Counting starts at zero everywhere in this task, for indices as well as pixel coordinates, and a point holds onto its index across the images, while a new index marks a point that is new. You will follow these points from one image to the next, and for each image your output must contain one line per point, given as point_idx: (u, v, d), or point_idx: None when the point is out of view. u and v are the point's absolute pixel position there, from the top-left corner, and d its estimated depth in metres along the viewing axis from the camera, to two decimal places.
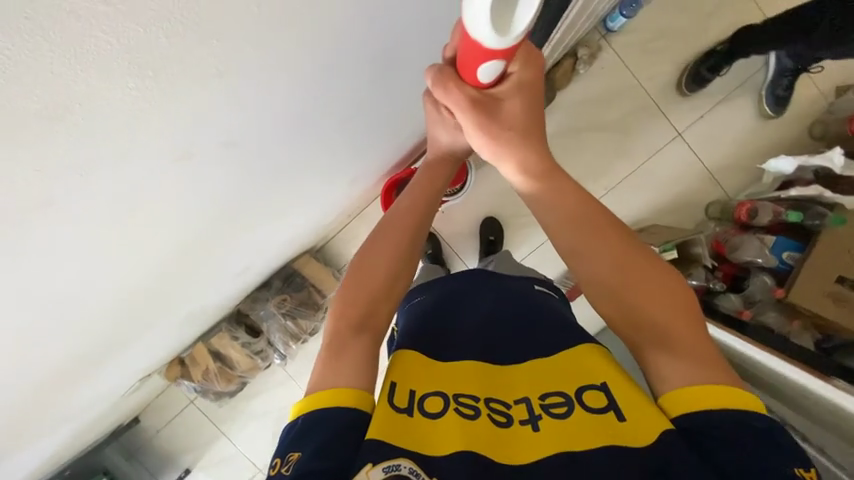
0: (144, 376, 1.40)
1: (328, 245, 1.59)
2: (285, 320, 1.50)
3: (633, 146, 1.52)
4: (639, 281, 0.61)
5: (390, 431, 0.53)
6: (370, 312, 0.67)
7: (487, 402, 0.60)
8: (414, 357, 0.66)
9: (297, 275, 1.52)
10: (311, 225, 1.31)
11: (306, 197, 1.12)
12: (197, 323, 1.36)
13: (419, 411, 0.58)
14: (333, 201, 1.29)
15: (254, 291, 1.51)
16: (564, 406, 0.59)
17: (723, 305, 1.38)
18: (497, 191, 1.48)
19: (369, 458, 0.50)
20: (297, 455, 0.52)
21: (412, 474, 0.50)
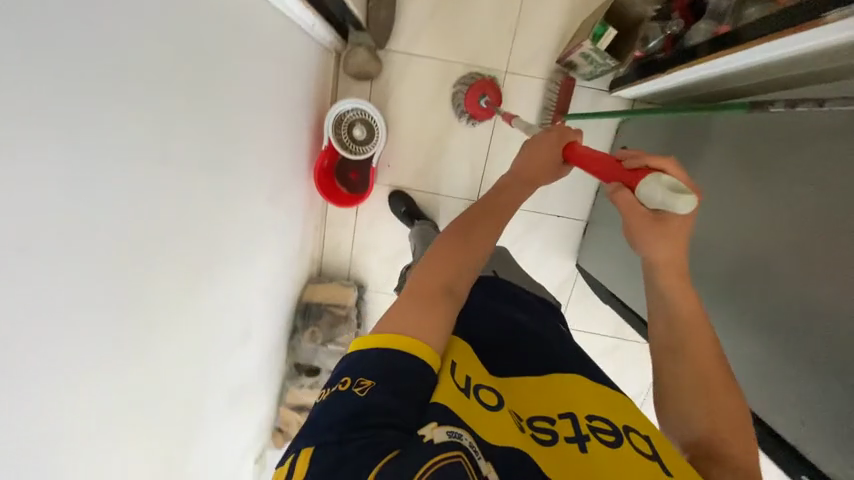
0: (257, 455, 1.29)
1: (324, 260, 1.47)
2: (329, 346, 1.32)
3: (503, 25, 1.23)
4: (715, 375, 0.61)
5: (455, 403, 0.54)
6: (458, 275, 0.67)
7: (530, 421, 0.60)
8: (462, 345, 0.66)
9: (312, 305, 1.36)
10: (279, 243, 1.14)
11: (243, 211, 0.92)
12: (262, 392, 1.23)
13: (475, 397, 0.57)
14: (276, 206, 1.08)
15: (287, 342, 1.33)
16: (611, 438, 0.58)
17: (691, 40, 0.95)
18: (418, 123, 1.31)
19: (435, 418, 0.51)
20: (371, 382, 0.52)
21: (472, 448, 0.49)
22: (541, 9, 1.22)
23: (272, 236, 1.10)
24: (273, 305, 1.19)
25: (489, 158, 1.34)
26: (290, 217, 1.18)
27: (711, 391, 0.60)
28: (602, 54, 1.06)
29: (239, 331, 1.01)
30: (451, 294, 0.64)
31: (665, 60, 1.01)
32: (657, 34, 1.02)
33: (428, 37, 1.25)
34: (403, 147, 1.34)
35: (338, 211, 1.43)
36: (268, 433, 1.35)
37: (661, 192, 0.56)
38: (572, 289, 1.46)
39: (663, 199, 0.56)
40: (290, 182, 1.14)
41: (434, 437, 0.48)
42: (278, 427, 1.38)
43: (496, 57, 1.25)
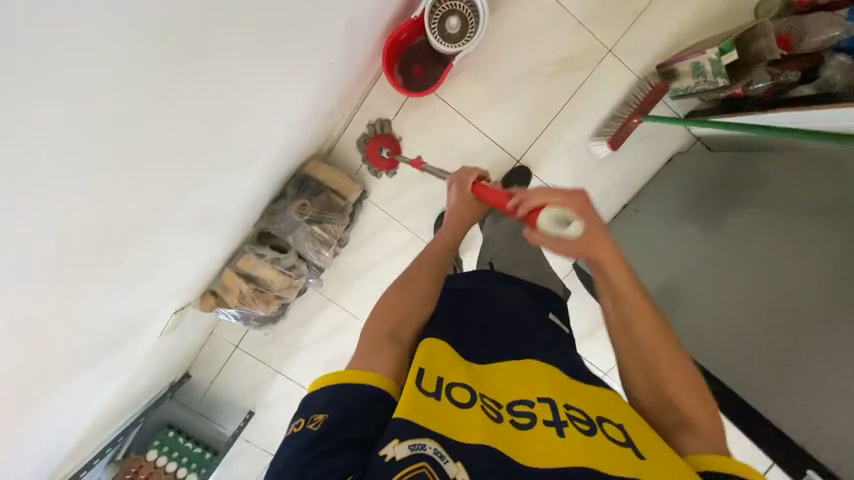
0: (180, 306, 1.11)
1: (337, 144, 1.32)
2: (312, 228, 1.19)
3: (630, 6, 1.20)
4: (662, 363, 0.64)
5: (417, 415, 0.51)
6: (402, 320, 0.69)
7: (509, 406, 0.59)
8: (440, 345, 0.62)
9: (312, 180, 1.22)
10: (319, 91, 0.99)
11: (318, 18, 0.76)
12: (220, 241, 1.06)
13: (444, 395, 0.55)
14: (338, 47, 0.93)
15: (268, 204, 1.18)
16: (587, 425, 0.58)
17: (792, 95, 1.01)
18: (502, 55, 1.25)
19: (395, 434, 0.50)
20: (324, 417, 0.55)
21: (436, 454, 0.49)
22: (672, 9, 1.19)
23: (319, 74, 0.93)
24: (277, 153, 1.02)
25: (551, 124, 1.31)
26: (341, 73, 1.03)
27: (661, 379, 0.64)
28: (717, 70, 1.06)
29: (242, 152, 0.84)
30: (397, 339, 0.66)
31: (761, 105, 1.07)
32: (764, 80, 1.04)
33: None
34: (479, 72, 1.26)
35: (377, 102, 1.29)
36: (201, 291, 1.17)
37: (554, 233, 0.56)
38: None
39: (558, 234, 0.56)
40: (363, 33, 0.98)
41: (396, 454, 0.48)
42: (214, 290, 1.21)
43: (608, 34, 1.22)
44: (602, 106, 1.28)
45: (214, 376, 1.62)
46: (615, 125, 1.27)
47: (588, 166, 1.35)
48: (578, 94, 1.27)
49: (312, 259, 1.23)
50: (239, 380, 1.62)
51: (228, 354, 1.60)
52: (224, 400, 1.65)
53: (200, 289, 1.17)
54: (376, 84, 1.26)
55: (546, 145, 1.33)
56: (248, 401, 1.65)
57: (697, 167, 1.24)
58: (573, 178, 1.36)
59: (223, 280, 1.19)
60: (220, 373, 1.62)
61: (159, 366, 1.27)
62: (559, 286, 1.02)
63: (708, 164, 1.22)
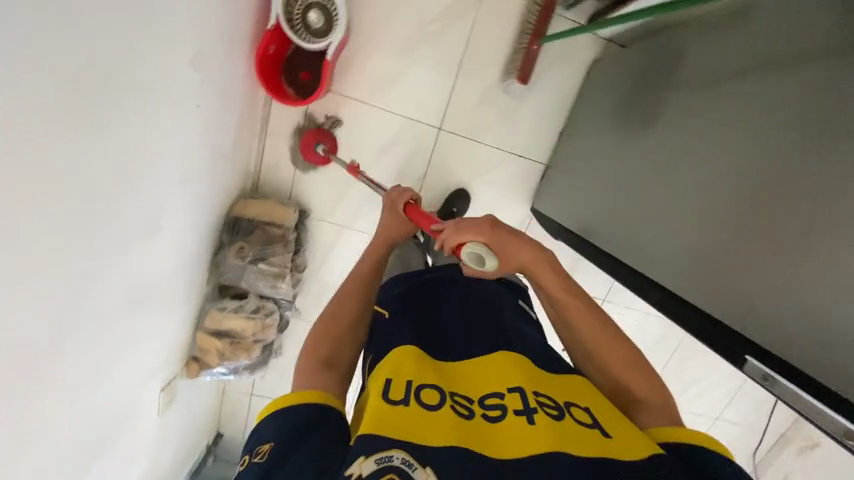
0: (165, 383, 1.14)
1: (260, 175, 1.29)
2: (258, 265, 1.18)
3: None
4: (598, 339, 0.70)
5: (387, 428, 0.51)
6: (336, 346, 0.70)
7: (480, 401, 0.60)
8: (410, 352, 0.65)
9: (243, 220, 1.20)
10: (206, 135, 0.97)
11: (154, 71, 0.73)
12: (174, 310, 1.07)
13: (414, 400, 0.56)
14: (203, 87, 0.89)
15: (210, 258, 1.18)
16: (557, 410, 0.59)
17: None
18: (381, 28, 1.19)
19: (361, 452, 0.49)
20: (270, 445, 0.53)
21: (405, 464, 0.47)
22: None
23: (192, 120, 0.89)
24: (190, 211, 1.00)
25: (458, 80, 1.25)
26: (222, 109, 1.00)
27: (600, 348, 0.70)
28: None
29: (142, 224, 0.83)
30: (331, 366, 0.67)
31: None
32: None
33: None
34: (366, 56, 1.20)
35: (281, 121, 1.25)
36: (180, 362, 1.19)
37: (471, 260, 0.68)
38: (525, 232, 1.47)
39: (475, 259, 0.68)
40: (223, 59, 0.94)
41: (362, 472, 0.47)
42: (194, 355, 1.23)
43: None
44: (501, 43, 1.22)
45: (243, 428, 1.67)
46: (519, 57, 1.21)
47: (511, 107, 1.28)
48: (472, 41, 1.21)
49: (271, 294, 1.23)
50: None
51: (247, 404, 1.64)
52: None
53: (179, 360, 1.19)
54: (272, 105, 1.23)
55: (462, 102, 1.27)
56: None
57: (615, 71, 1.19)
58: (502, 125, 1.30)
59: (197, 343, 1.21)
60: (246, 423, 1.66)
61: (178, 439, 1.31)
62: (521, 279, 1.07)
63: (629, 61, 1.16)
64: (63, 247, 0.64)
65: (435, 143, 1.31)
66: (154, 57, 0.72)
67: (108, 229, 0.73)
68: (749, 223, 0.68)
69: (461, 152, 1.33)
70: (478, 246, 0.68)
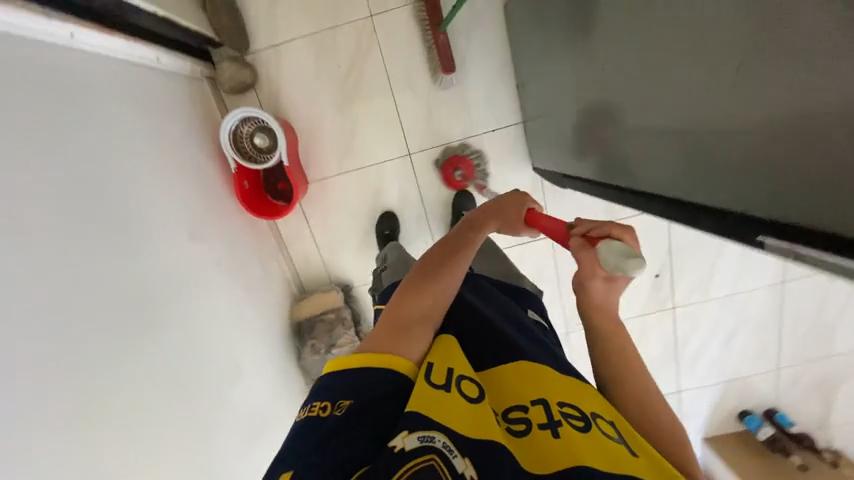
0: None
1: (299, 278, 1.45)
2: (333, 351, 1.31)
3: None
4: (640, 380, 0.66)
5: (429, 407, 0.53)
6: (429, 309, 0.66)
7: (505, 413, 0.59)
8: (449, 343, 0.65)
9: (304, 321, 1.36)
10: (236, 279, 1.14)
11: (169, 264, 0.91)
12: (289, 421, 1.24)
13: (455, 388, 0.57)
14: (213, 248, 1.07)
15: (297, 364, 1.34)
16: (583, 421, 0.56)
17: None
18: (314, 109, 1.29)
19: (405, 426, 0.51)
20: (350, 401, 0.54)
21: (446, 449, 0.49)
22: None
23: (218, 276, 1.07)
24: (257, 340, 1.17)
25: (399, 105, 1.29)
26: (237, 252, 1.17)
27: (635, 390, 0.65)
28: None
29: (224, 373, 1.01)
30: (421, 329, 0.64)
31: None
32: None
33: (286, 26, 1.22)
34: (317, 138, 1.31)
35: (290, 228, 1.41)
36: None
37: (613, 258, 0.60)
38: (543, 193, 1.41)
39: (613, 261, 0.60)
40: (217, 217, 1.12)
41: (406, 446, 0.49)
42: None
43: (354, 11, 1.21)
44: (414, 52, 1.24)
45: None
46: (434, 53, 1.21)
47: (457, 96, 1.28)
48: (389, 67, 1.25)
49: None
50: None
51: None
52: None
53: None
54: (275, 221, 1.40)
55: (413, 121, 1.30)
56: None
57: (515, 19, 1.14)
58: (459, 116, 1.30)
59: None
60: None
61: None
62: (528, 283, 1.03)
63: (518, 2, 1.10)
64: (175, 424, 0.82)
65: (414, 168, 1.35)
66: (164, 254, 0.90)
67: (202, 392, 0.91)
68: (711, 97, 0.49)
69: (438, 162, 1.35)
70: (634, 251, 0.61)
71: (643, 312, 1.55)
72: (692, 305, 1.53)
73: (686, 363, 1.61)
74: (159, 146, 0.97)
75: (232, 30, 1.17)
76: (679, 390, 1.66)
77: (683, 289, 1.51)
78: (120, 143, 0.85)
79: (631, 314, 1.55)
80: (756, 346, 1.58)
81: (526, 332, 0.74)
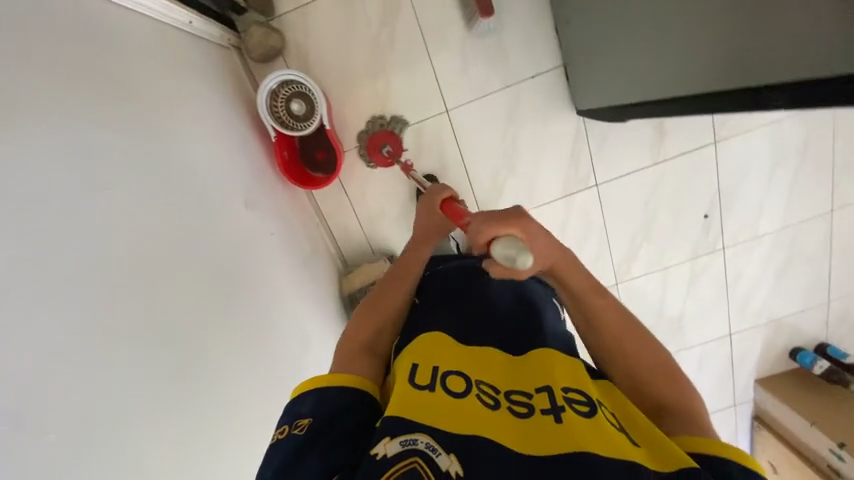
0: None
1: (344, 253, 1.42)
2: None
3: None
4: (633, 342, 0.67)
5: (411, 410, 0.55)
6: (376, 333, 0.74)
7: (506, 394, 0.62)
8: (428, 340, 0.70)
9: (354, 294, 1.33)
10: (290, 250, 1.11)
11: (227, 231, 0.88)
12: None
13: (439, 386, 0.60)
14: (265, 218, 1.03)
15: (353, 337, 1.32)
16: (587, 408, 0.59)
17: None
18: (347, 71, 1.24)
19: (387, 432, 0.53)
20: (309, 419, 0.58)
21: (428, 449, 0.51)
22: None
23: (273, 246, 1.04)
24: (316, 312, 1.14)
25: (433, 58, 1.24)
26: (286, 223, 1.13)
27: (626, 353, 0.67)
28: None
29: (290, 346, 0.99)
30: (372, 351, 0.71)
31: None
32: None
33: None
34: (352, 103, 1.27)
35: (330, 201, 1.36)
36: None
37: (506, 258, 0.58)
38: (587, 139, 1.35)
39: (509, 256, 0.58)
40: (266, 189, 1.08)
41: (388, 451, 0.51)
42: None
43: None
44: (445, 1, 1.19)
45: None
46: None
47: (492, 45, 1.24)
48: (421, 19, 1.21)
49: None
50: None
51: None
52: None
53: None
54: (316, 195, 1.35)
55: (450, 75, 1.26)
56: None
57: None
58: (496, 65, 1.26)
59: None
60: None
61: None
62: None
63: None
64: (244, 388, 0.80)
65: (453, 125, 1.31)
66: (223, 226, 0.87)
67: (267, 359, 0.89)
68: None
69: (478, 117, 1.31)
70: (514, 241, 0.59)
71: (693, 256, 1.52)
72: (742, 244, 1.50)
73: (736, 304, 1.59)
74: (202, 114, 0.93)
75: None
76: (730, 333, 1.64)
77: (732, 229, 1.48)
78: (164, 107, 0.82)
79: (680, 259, 1.52)
80: (807, 280, 1.55)
81: (531, 326, 0.76)
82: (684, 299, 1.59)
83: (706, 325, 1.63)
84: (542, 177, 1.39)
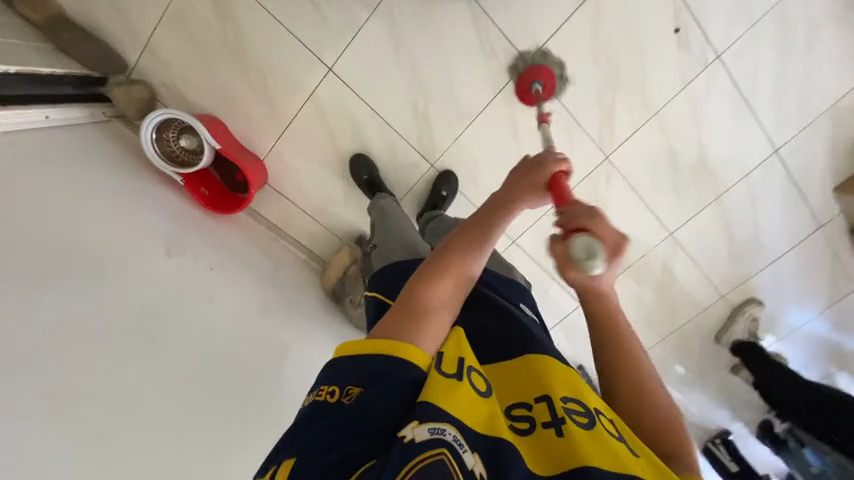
0: None
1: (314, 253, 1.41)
2: None
3: None
4: (645, 372, 0.67)
5: (444, 400, 0.51)
6: (447, 299, 0.60)
7: (508, 410, 0.57)
8: (459, 337, 0.61)
9: (335, 287, 1.33)
10: (243, 274, 1.14)
11: (154, 283, 0.93)
12: None
13: (467, 380, 0.55)
14: (199, 257, 1.07)
15: (351, 325, 1.33)
16: (587, 418, 0.55)
17: None
18: (221, 84, 1.20)
19: (415, 416, 0.49)
20: (361, 389, 0.51)
21: (456, 442, 0.47)
22: None
23: (220, 279, 1.07)
24: (294, 319, 1.17)
25: (288, 24, 1.15)
26: (230, 252, 1.16)
27: (631, 378, 0.67)
28: None
29: (267, 358, 1.03)
30: (438, 320, 0.58)
31: None
32: None
33: (145, 19, 1.13)
34: (241, 111, 1.23)
35: (274, 211, 1.35)
36: None
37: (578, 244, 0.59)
38: (489, 19, 1.16)
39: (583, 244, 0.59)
40: (193, 231, 1.12)
41: (416, 436, 0.47)
42: None
43: None
44: None
45: None
46: None
47: None
48: None
49: None
50: None
51: None
52: None
53: None
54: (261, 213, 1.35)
55: (314, 32, 1.16)
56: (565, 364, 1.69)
57: None
58: None
59: None
60: None
61: None
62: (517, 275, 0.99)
63: None
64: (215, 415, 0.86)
65: (344, 82, 1.21)
66: (147, 277, 0.92)
67: (240, 380, 0.94)
68: None
69: (364, 57, 1.18)
70: (594, 246, 0.59)
71: (684, 84, 1.25)
72: (739, 42, 1.20)
73: (766, 112, 1.29)
74: (98, 190, 0.98)
75: (101, 54, 1.13)
76: (776, 149, 1.34)
77: (715, 29, 1.18)
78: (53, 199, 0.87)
79: (670, 94, 1.26)
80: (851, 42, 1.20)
81: (512, 321, 0.70)
82: (696, 136, 1.32)
83: (738, 153, 1.35)
84: (462, 84, 1.23)
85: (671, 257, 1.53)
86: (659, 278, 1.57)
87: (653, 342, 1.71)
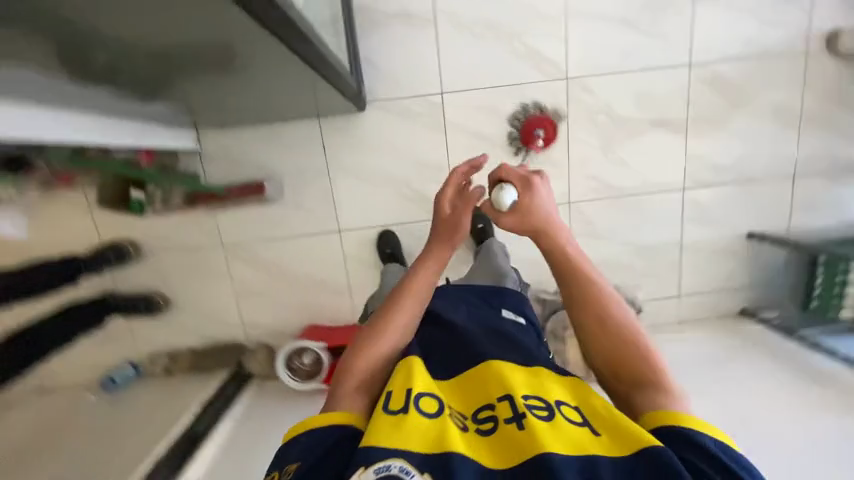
0: None
1: None
2: None
3: (191, 262, 1.44)
4: (620, 321, 0.71)
5: (394, 438, 0.55)
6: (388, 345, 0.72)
7: (474, 416, 0.63)
8: (418, 365, 0.68)
9: None
10: None
11: None
12: None
13: (413, 407, 0.60)
14: None
15: None
16: (546, 411, 0.60)
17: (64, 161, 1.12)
18: (294, 306, 1.49)
19: (362, 462, 0.53)
20: (299, 465, 0.59)
21: (402, 471, 0.52)
22: (165, 236, 1.41)
23: None
24: None
25: (294, 234, 1.44)
26: None
27: (605, 327, 0.71)
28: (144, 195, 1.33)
29: None
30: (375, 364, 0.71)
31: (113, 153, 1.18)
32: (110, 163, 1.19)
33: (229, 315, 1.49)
34: (318, 309, 1.49)
35: None
36: None
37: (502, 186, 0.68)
38: (394, 99, 1.35)
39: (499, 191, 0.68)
40: None
41: None
42: None
43: (218, 261, 1.45)
44: (253, 216, 1.42)
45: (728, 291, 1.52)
46: (249, 198, 1.38)
47: (292, 180, 1.40)
48: (261, 237, 1.43)
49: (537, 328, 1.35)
50: (716, 272, 1.50)
51: (694, 295, 1.52)
52: (746, 267, 1.50)
53: None
54: None
55: (311, 222, 1.43)
56: (735, 244, 1.48)
57: (224, 120, 1.29)
58: (310, 180, 1.40)
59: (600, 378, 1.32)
60: (716, 289, 1.52)
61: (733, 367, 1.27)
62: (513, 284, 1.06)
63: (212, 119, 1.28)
64: None
65: (354, 229, 1.43)
66: None
67: None
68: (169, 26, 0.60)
69: (349, 202, 1.42)
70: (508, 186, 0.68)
71: None
72: None
73: None
74: None
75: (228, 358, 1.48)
76: None
77: None
78: None
79: None
80: None
81: (465, 334, 0.77)
82: None
83: None
84: (420, 151, 1.38)
85: (714, 73, 1.35)
86: (727, 98, 1.37)
87: (795, 147, 1.42)
